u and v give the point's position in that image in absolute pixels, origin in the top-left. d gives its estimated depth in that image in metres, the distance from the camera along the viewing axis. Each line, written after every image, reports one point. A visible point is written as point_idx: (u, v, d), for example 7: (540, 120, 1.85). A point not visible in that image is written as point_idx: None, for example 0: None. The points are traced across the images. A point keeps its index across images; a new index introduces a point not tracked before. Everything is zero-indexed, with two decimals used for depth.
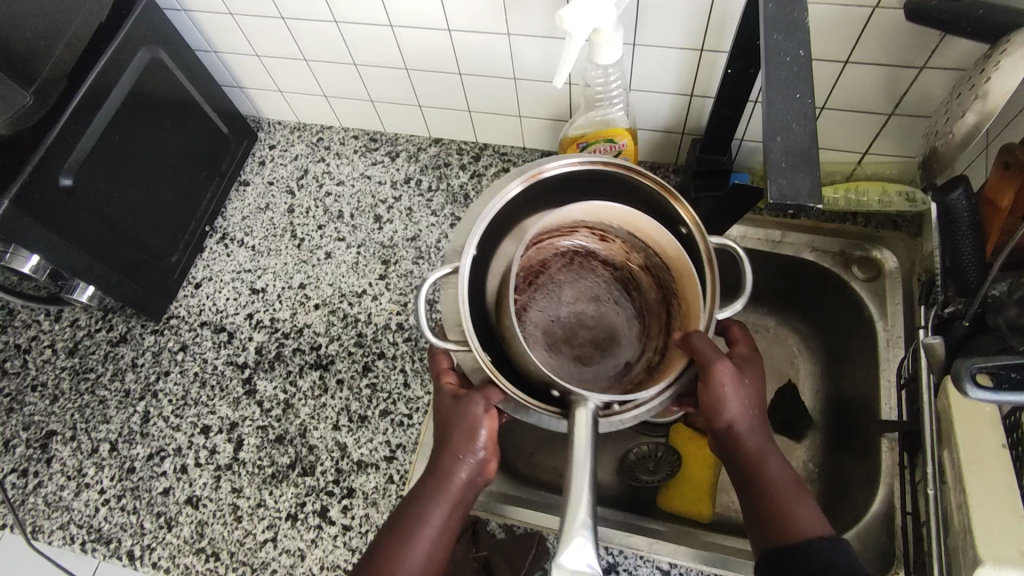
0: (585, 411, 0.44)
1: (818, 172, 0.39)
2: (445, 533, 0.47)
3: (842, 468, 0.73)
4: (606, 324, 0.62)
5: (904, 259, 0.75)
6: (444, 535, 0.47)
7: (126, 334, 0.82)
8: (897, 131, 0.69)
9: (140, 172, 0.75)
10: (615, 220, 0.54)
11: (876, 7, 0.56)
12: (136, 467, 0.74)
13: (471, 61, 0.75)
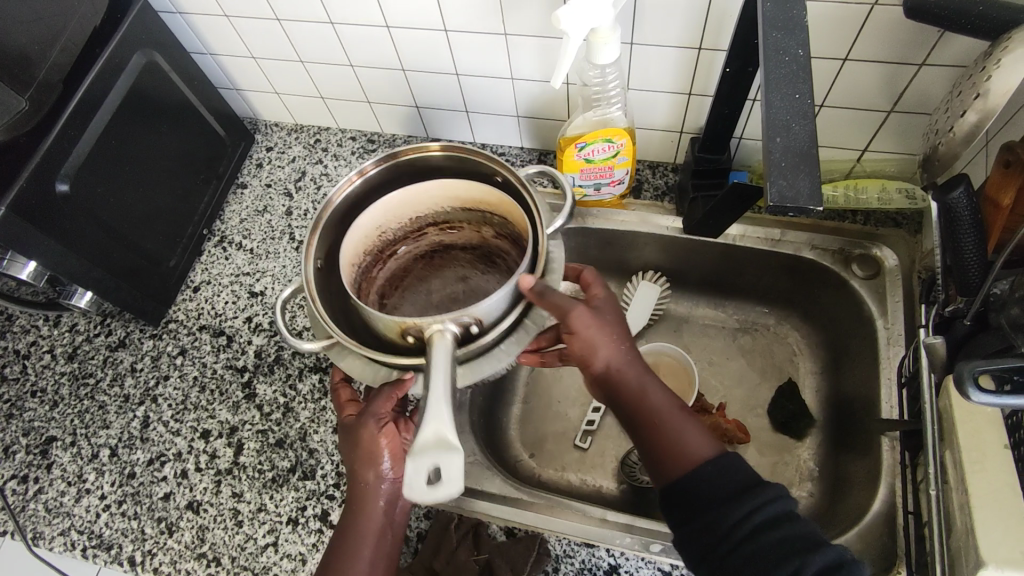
0: (441, 340, 0.45)
1: (818, 171, 0.38)
2: (378, 546, 0.53)
3: (844, 467, 0.73)
4: (475, 295, 0.65)
5: (903, 256, 0.74)
6: (376, 545, 0.53)
7: (124, 338, 0.82)
8: (897, 128, 0.69)
9: (138, 176, 0.75)
10: (442, 198, 0.59)
11: (875, 4, 0.56)
12: (136, 472, 0.74)
13: (468, 62, 0.75)
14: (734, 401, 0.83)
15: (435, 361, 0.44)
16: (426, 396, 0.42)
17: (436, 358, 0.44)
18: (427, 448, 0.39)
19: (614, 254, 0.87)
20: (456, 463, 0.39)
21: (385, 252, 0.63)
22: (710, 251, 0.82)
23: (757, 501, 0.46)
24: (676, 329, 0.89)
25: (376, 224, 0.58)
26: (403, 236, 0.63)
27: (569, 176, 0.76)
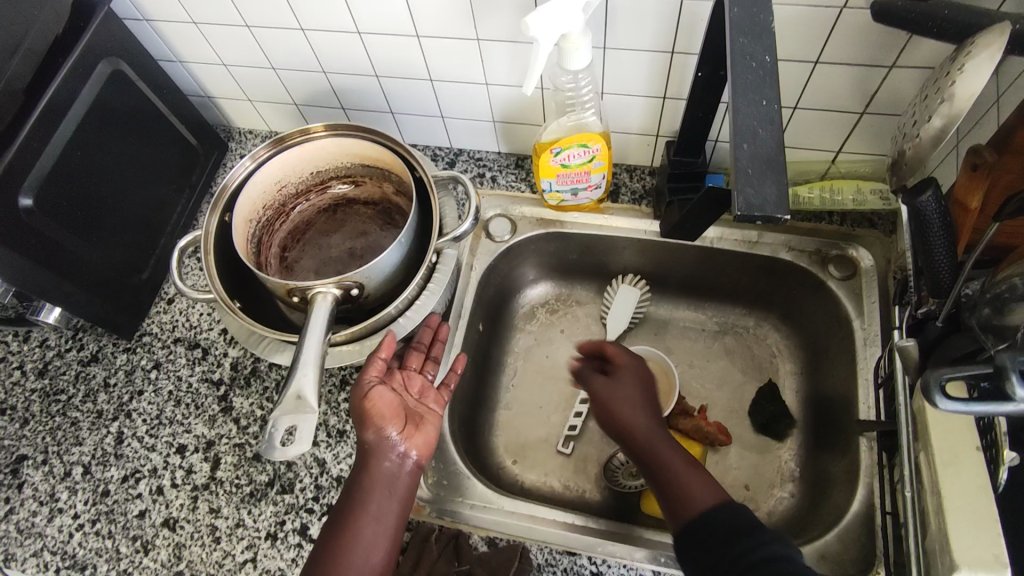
0: (321, 300, 0.60)
1: (784, 178, 0.38)
2: (381, 518, 0.56)
3: (824, 468, 0.73)
4: (375, 248, 0.76)
5: (879, 256, 0.75)
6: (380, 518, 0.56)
7: (97, 353, 0.80)
8: (870, 129, 0.69)
9: (106, 187, 0.73)
10: (337, 153, 0.70)
11: (844, 7, 0.56)
12: (110, 490, 0.72)
13: (441, 67, 0.74)
14: (715, 403, 0.83)
15: (312, 320, 0.59)
16: (301, 354, 0.57)
17: (313, 321, 0.59)
18: (291, 410, 0.54)
19: (594, 258, 0.87)
20: (310, 421, 0.53)
21: (286, 209, 0.73)
22: (689, 253, 0.82)
23: (761, 539, 0.50)
24: (657, 331, 0.89)
25: (272, 180, 0.69)
26: (303, 191, 0.73)
27: (546, 181, 0.75)
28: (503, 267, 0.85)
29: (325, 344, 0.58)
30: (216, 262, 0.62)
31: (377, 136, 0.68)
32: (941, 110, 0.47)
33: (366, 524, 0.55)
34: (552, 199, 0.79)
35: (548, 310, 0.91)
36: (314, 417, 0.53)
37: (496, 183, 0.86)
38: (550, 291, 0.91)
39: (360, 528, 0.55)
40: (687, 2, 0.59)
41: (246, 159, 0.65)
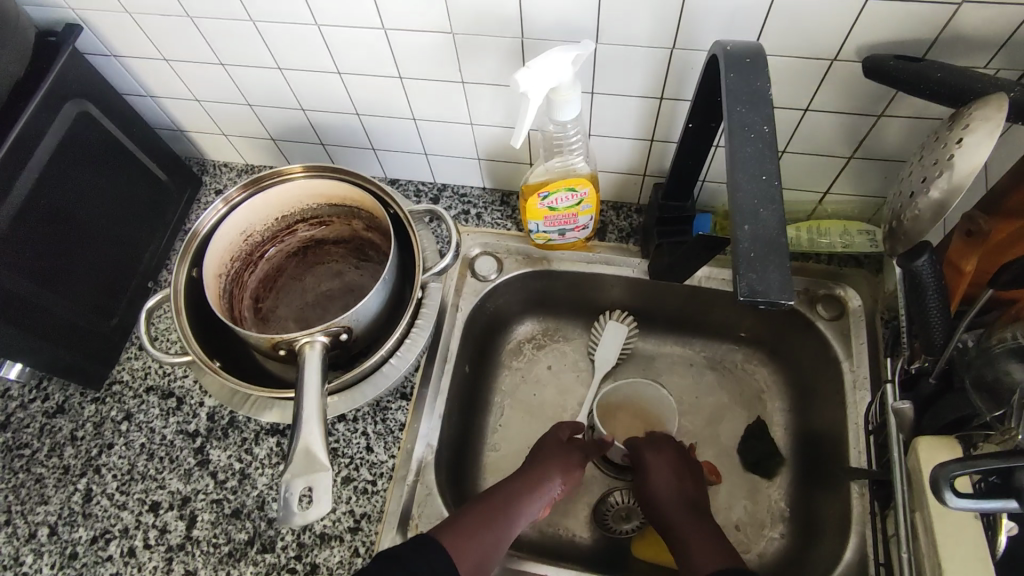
0: (311, 350, 0.57)
1: (788, 264, 0.37)
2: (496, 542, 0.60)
3: (815, 510, 0.73)
4: (351, 289, 0.73)
5: (866, 296, 0.75)
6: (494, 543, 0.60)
7: (63, 404, 0.76)
8: (857, 172, 0.69)
9: (73, 232, 0.70)
10: (304, 195, 0.67)
11: (834, 59, 0.56)
12: (79, 552, 0.69)
13: (425, 107, 0.72)
14: (706, 441, 0.83)
15: (306, 373, 0.56)
16: (302, 411, 0.54)
17: (308, 373, 0.56)
18: (300, 470, 0.51)
19: (581, 294, 0.85)
20: (325, 480, 0.51)
21: (254, 256, 0.70)
22: (678, 291, 0.81)
23: None
24: (645, 367, 0.88)
25: (240, 230, 0.66)
26: (271, 237, 0.70)
27: (534, 223, 0.74)
28: (489, 305, 0.83)
29: (323, 395, 0.56)
30: (188, 320, 0.60)
31: (349, 175, 0.66)
32: (939, 182, 0.47)
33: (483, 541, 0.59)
34: (538, 239, 0.78)
35: (535, 346, 0.89)
36: (330, 475, 0.51)
37: (481, 221, 0.84)
38: (537, 326, 0.90)
39: (479, 536, 0.59)
40: (677, 50, 0.58)
41: (215, 205, 0.63)
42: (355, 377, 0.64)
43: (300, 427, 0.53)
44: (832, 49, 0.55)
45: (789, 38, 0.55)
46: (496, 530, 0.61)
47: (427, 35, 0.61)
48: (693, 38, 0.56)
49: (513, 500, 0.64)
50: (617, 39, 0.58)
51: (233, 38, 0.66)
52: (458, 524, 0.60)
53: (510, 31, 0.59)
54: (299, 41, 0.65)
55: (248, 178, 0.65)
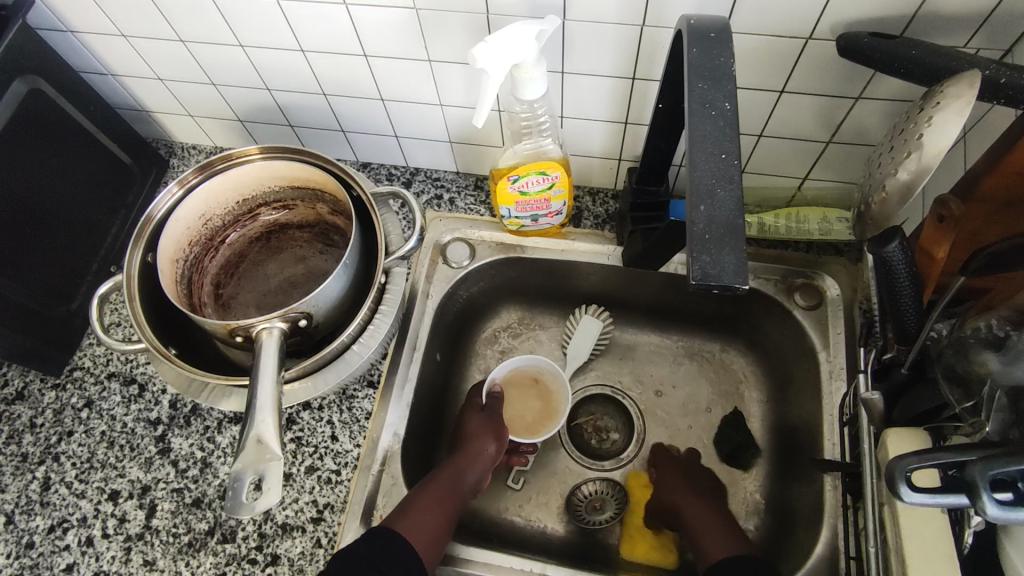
0: (268, 337, 0.55)
1: (744, 246, 0.35)
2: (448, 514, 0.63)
3: (789, 504, 0.71)
4: (316, 275, 0.71)
5: (845, 286, 0.73)
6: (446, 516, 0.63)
7: (22, 390, 0.74)
8: (835, 158, 0.67)
9: (23, 213, 0.67)
10: (264, 178, 0.66)
11: (809, 38, 0.54)
12: (35, 541, 0.67)
13: (392, 88, 0.70)
14: (681, 433, 0.81)
15: (262, 359, 0.53)
16: (255, 398, 0.51)
17: (264, 359, 0.54)
18: (252, 459, 0.49)
19: (556, 282, 0.84)
20: (276, 470, 0.48)
21: (215, 241, 0.68)
22: (654, 280, 0.80)
23: None
24: (622, 356, 0.86)
25: (197, 212, 0.64)
26: (232, 221, 0.69)
27: (505, 208, 0.72)
28: (462, 293, 0.81)
29: (280, 382, 0.53)
30: (142, 306, 0.59)
31: (309, 156, 0.65)
32: (908, 163, 0.46)
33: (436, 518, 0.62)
34: (511, 224, 0.76)
35: (511, 334, 0.87)
36: (282, 464, 0.49)
37: (454, 206, 0.82)
38: (513, 315, 0.88)
39: (427, 512, 0.62)
40: (647, 28, 0.56)
41: (170, 187, 0.62)
42: (317, 365, 0.61)
43: (251, 415, 0.51)
44: (806, 28, 0.53)
45: (762, 15, 0.53)
46: (446, 505, 0.63)
47: (389, 11, 0.59)
48: (663, 15, 0.54)
49: (458, 477, 0.67)
50: (585, 16, 0.55)
51: (191, 13, 0.64)
52: (408, 506, 0.62)
53: (474, 7, 0.57)
54: (259, 17, 0.63)
55: (206, 161, 0.64)
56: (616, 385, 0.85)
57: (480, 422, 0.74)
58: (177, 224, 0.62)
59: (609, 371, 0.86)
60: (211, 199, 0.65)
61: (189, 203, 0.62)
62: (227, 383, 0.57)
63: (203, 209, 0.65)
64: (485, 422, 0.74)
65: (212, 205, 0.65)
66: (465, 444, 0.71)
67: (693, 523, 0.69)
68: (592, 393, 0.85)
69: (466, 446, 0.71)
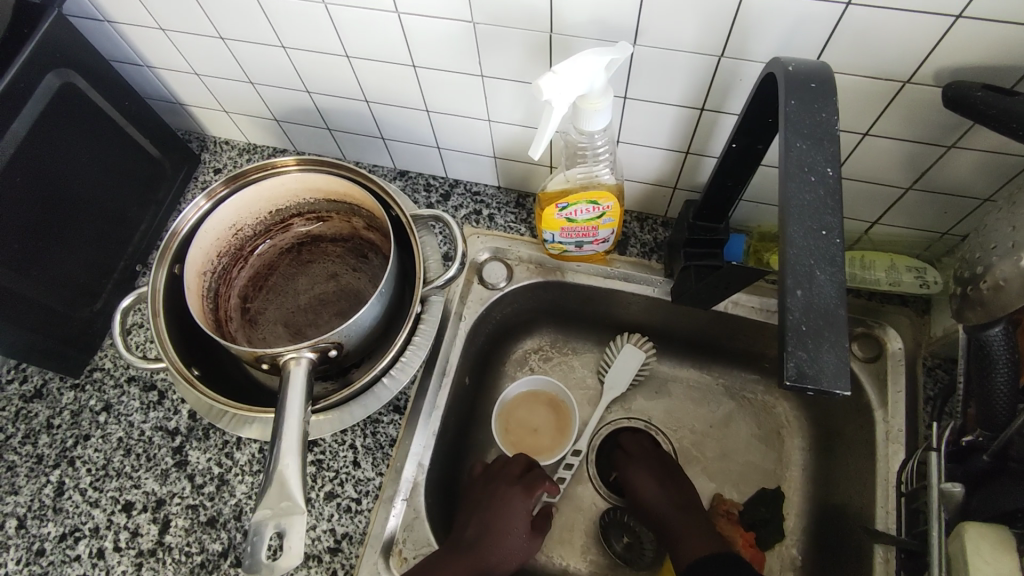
0: (296, 367, 0.52)
1: (847, 343, 0.32)
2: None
3: (833, 568, 0.68)
4: (347, 293, 0.67)
5: (908, 339, 0.68)
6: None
7: (41, 388, 0.72)
8: (913, 204, 0.62)
9: (52, 210, 0.64)
10: (299, 189, 0.63)
11: (907, 81, 0.49)
12: (46, 549, 0.65)
13: (439, 100, 0.66)
14: (716, 476, 0.77)
15: (289, 392, 0.50)
16: (280, 436, 0.48)
17: (292, 391, 0.51)
18: (274, 507, 0.45)
19: (595, 310, 0.80)
20: (299, 523, 0.45)
21: (244, 252, 0.65)
22: (700, 315, 0.75)
23: None
24: (658, 390, 0.83)
25: (227, 223, 0.61)
26: (263, 231, 0.65)
27: (548, 234, 0.68)
28: (496, 315, 0.78)
29: (306, 417, 0.50)
30: (166, 322, 0.56)
31: (347, 171, 0.61)
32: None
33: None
34: (553, 249, 0.72)
35: (542, 358, 0.84)
36: (305, 518, 0.45)
37: (493, 223, 0.78)
38: (546, 338, 0.84)
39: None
40: (725, 59, 0.51)
41: (198, 199, 0.59)
42: (345, 398, 0.58)
43: (274, 456, 0.47)
44: (906, 71, 0.48)
45: (858, 53, 0.48)
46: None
47: (445, 24, 0.55)
48: (746, 47, 0.49)
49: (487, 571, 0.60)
50: (659, 42, 0.51)
51: (233, 12, 0.60)
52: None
53: (538, 24, 0.52)
54: (305, 20, 0.59)
55: (238, 170, 0.61)
56: (649, 419, 0.81)
57: (522, 508, 0.65)
58: (205, 236, 0.59)
59: (644, 404, 0.82)
60: (242, 210, 0.61)
61: (219, 214, 0.59)
62: (252, 413, 0.54)
63: (233, 219, 0.62)
64: (527, 512, 0.65)
65: (243, 217, 0.62)
66: (497, 527, 0.63)
67: (681, 535, 0.66)
68: (625, 427, 0.81)
69: (502, 537, 0.63)
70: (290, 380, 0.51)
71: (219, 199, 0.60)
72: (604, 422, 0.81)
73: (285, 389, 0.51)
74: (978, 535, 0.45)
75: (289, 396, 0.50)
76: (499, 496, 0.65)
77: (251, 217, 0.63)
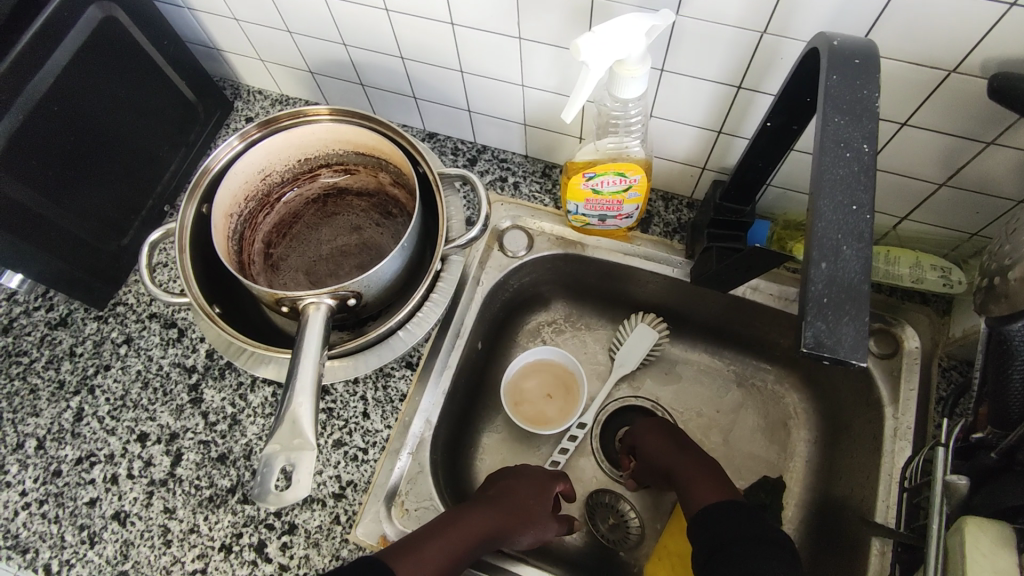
0: (316, 312, 0.53)
1: (867, 317, 0.32)
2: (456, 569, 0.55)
3: (827, 559, 0.68)
4: (369, 248, 0.68)
5: (926, 338, 0.67)
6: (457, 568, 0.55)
7: (66, 317, 0.74)
8: (945, 201, 0.61)
9: (89, 142, 0.66)
10: (329, 139, 0.63)
11: (952, 71, 0.48)
12: (62, 470, 0.68)
13: (474, 61, 0.65)
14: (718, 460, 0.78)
15: (307, 335, 0.51)
16: (296, 377, 0.49)
17: (309, 335, 0.51)
18: (284, 443, 0.46)
19: (612, 286, 0.80)
20: (308, 459, 0.46)
21: (271, 198, 0.66)
22: (718, 299, 0.75)
23: None
24: (667, 371, 0.83)
25: (257, 167, 0.62)
26: (291, 178, 0.66)
27: (573, 204, 0.68)
28: (513, 283, 0.78)
29: (322, 360, 0.51)
30: (192, 258, 0.57)
31: (378, 124, 0.61)
32: None
33: (442, 564, 0.54)
34: (576, 221, 0.72)
35: (554, 330, 0.84)
36: (314, 455, 0.46)
37: (518, 191, 0.78)
38: (560, 311, 0.85)
39: (432, 563, 0.54)
40: (768, 36, 0.51)
41: (231, 140, 0.59)
42: (360, 347, 0.59)
43: (288, 396, 0.48)
44: (952, 59, 0.47)
45: (905, 37, 0.47)
46: (459, 555, 0.56)
47: None
48: (789, 24, 0.49)
49: (506, 533, 0.60)
50: (701, 13, 0.50)
51: None
52: (431, 532, 0.56)
53: None
54: None
55: (272, 116, 0.61)
56: (655, 399, 0.81)
57: (547, 490, 0.65)
58: (235, 178, 0.60)
59: (652, 384, 0.82)
60: (272, 156, 0.62)
61: (250, 157, 0.60)
62: (267, 353, 0.55)
63: (263, 165, 0.62)
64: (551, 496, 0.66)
65: (273, 164, 0.63)
66: (530, 499, 0.63)
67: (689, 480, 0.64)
68: (632, 404, 0.82)
69: (527, 507, 0.63)
70: (308, 324, 0.52)
71: (250, 144, 0.60)
72: (611, 399, 0.82)
73: (304, 332, 0.52)
74: (978, 529, 0.45)
75: (307, 341, 0.51)
76: (530, 477, 0.66)
77: (280, 164, 0.64)
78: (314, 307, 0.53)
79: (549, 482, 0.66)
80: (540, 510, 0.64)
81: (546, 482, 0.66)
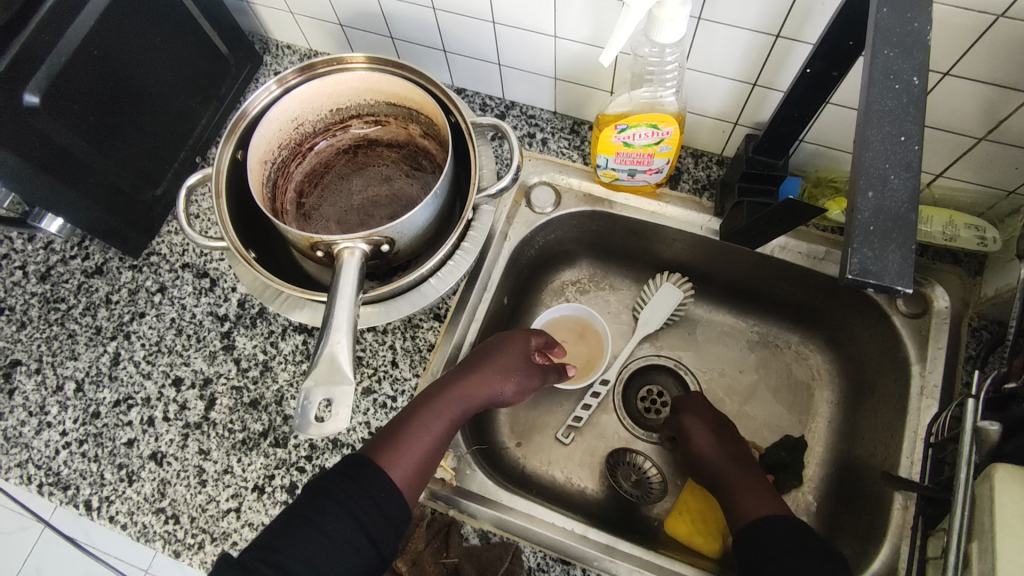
0: (350, 257, 0.53)
1: (913, 245, 0.35)
2: (444, 437, 0.58)
3: (847, 515, 0.68)
4: (397, 198, 0.70)
5: (956, 298, 0.66)
6: (445, 436, 0.58)
7: (102, 266, 0.76)
8: (985, 156, 0.60)
9: (126, 89, 0.66)
10: (362, 88, 0.63)
11: (1000, 15, 0.47)
12: (101, 412, 0.70)
13: (507, 12, 0.65)
14: (739, 419, 0.78)
15: (342, 280, 0.52)
16: (333, 318, 0.49)
17: (344, 278, 0.52)
18: (324, 379, 0.48)
19: (639, 245, 0.80)
20: (346, 395, 0.47)
21: (304, 147, 0.67)
22: (745, 258, 0.75)
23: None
24: (690, 332, 0.83)
25: (291, 115, 0.62)
26: (324, 129, 0.67)
27: (603, 158, 0.68)
28: (539, 240, 0.79)
29: (357, 304, 0.51)
30: (228, 203, 0.58)
31: (413, 73, 0.61)
32: None
33: (428, 444, 0.56)
34: (604, 176, 0.71)
35: (578, 290, 0.85)
36: (352, 392, 0.47)
37: (546, 147, 0.78)
38: (585, 271, 0.85)
39: (416, 448, 0.55)
40: None
41: (268, 85, 0.59)
42: (392, 293, 0.61)
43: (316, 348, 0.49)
44: (1004, 3, 0.46)
45: None
46: (441, 425, 0.58)
47: None
48: None
49: (487, 398, 0.62)
50: None
51: None
52: (413, 413, 0.58)
53: None
54: None
55: (309, 62, 0.60)
56: (678, 359, 0.82)
57: (523, 346, 0.67)
58: (271, 126, 0.60)
59: (674, 344, 0.83)
60: (306, 104, 0.62)
61: (286, 105, 0.60)
62: (303, 297, 0.55)
63: (297, 114, 0.62)
64: (528, 350, 0.67)
65: (306, 112, 0.63)
66: (499, 355, 0.64)
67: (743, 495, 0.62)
68: (654, 363, 0.82)
69: (502, 365, 0.64)
70: (341, 271, 0.53)
71: (285, 93, 0.60)
72: (635, 358, 0.83)
73: (335, 278, 0.52)
74: (1008, 476, 0.46)
75: (339, 295, 0.51)
76: (500, 340, 0.66)
77: (314, 113, 0.64)
78: (348, 251, 0.53)
79: (523, 340, 0.67)
80: (510, 360, 0.65)
81: (521, 342, 0.67)
